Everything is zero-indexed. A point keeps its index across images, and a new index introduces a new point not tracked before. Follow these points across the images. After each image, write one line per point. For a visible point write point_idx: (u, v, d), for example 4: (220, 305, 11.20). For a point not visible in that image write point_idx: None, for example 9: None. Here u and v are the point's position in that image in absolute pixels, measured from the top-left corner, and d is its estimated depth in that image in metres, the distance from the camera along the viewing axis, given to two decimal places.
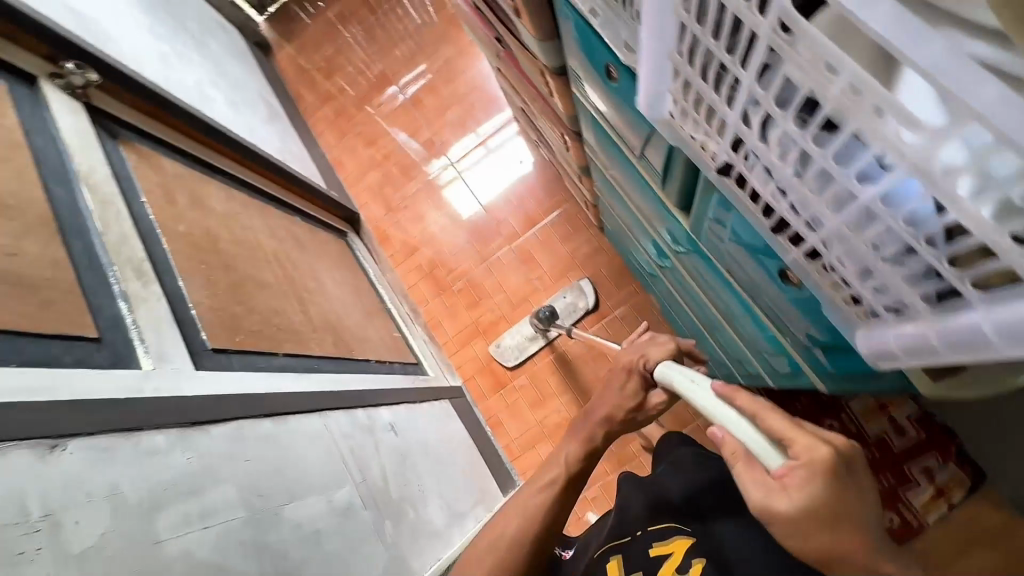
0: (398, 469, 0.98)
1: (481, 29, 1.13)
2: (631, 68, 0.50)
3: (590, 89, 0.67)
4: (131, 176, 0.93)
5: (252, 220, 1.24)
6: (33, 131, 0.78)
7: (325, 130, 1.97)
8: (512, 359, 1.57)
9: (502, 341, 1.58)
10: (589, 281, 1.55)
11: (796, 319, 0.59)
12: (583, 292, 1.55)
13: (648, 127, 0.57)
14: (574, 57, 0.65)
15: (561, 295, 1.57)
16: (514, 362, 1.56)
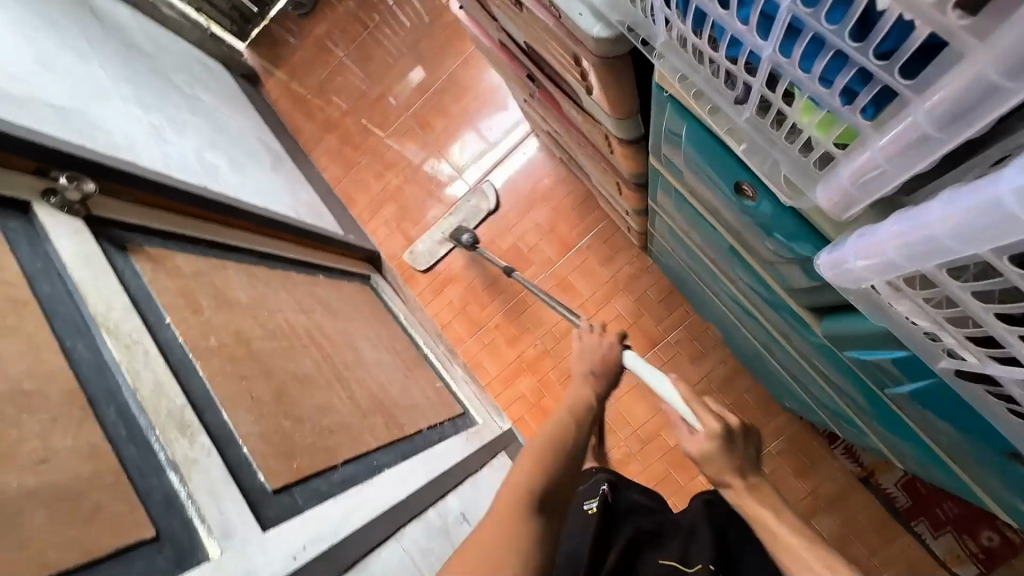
0: None
1: (505, 64, 1.00)
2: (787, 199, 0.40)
3: (689, 178, 0.56)
4: (149, 293, 0.83)
5: (280, 298, 1.14)
6: (36, 278, 0.69)
7: (330, 163, 1.85)
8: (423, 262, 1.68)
9: (428, 238, 1.68)
10: (541, 243, 1.58)
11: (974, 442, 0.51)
12: (533, 220, 1.60)
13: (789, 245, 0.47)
14: (671, 146, 0.54)
15: (513, 222, 1.61)
16: (445, 258, 1.66)
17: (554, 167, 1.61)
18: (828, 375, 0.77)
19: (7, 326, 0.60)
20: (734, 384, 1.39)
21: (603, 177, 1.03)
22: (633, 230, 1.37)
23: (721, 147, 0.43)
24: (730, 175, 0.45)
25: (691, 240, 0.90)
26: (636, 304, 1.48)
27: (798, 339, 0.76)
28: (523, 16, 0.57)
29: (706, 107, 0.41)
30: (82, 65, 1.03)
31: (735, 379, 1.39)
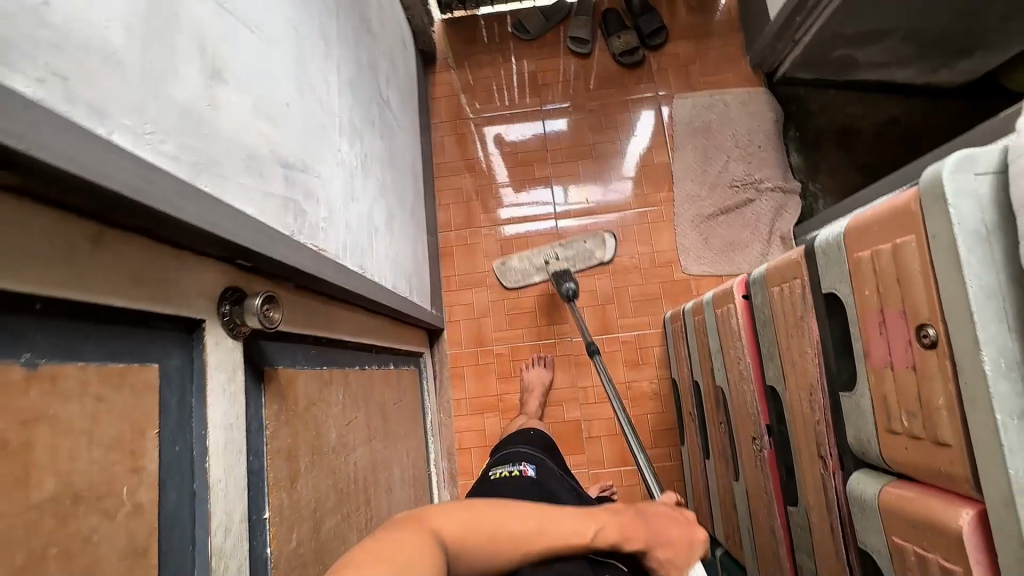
0: None
1: (746, 385, 0.88)
2: None
3: None
4: (261, 462, 0.63)
5: (357, 425, 0.94)
6: (170, 476, 0.48)
7: (451, 206, 1.64)
8: (512, 283, 1.55)
9: (508, 262, 1.54)
10: (613, 237, 1.55)
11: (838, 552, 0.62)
12: (602, 245, 1.55)
13: None
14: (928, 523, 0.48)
15: (583, 241, 1.54)
16: (512, 285, 1.55)
17: (661, 378, 1.49)
18: None
19: None
20: None
21: (755, 540, 0.92)
22: (699, 511, 1.30)
23: None
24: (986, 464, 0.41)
25: None
26: None
27: None
28: None
29: None
30: (324, 76, 0.79)
31: None
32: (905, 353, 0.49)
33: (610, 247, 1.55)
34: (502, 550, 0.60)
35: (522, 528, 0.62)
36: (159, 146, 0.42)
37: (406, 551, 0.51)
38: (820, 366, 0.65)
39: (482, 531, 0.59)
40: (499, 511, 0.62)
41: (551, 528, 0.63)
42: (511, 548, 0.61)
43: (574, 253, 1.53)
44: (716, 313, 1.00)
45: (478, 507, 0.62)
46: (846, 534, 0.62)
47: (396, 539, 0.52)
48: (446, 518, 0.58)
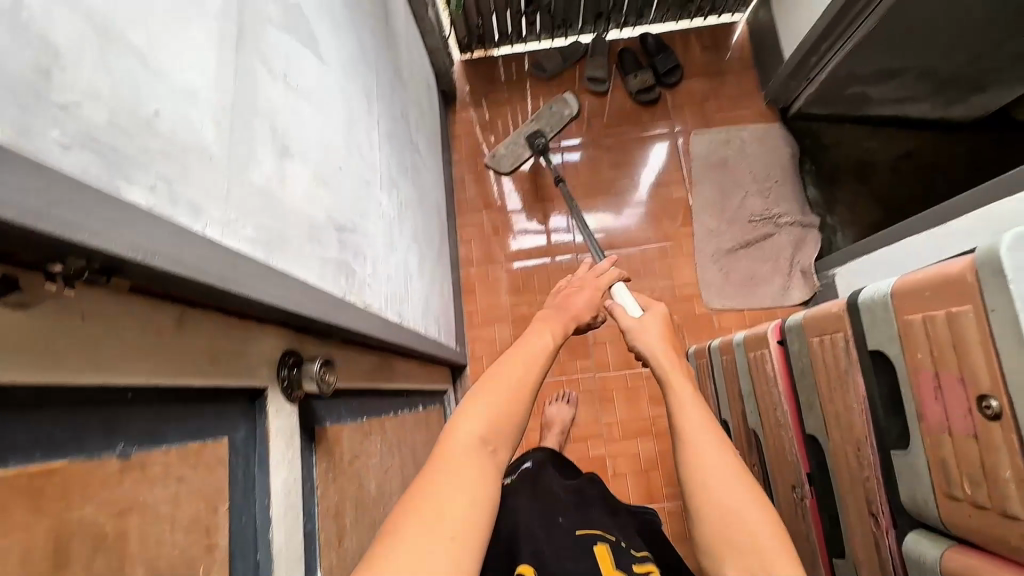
0: None
1: (784, 431, 0.88)
2: None
3: None
4: (314, 523, 0.63)
5: (393, 472, 0.94)
6: (237, 550, 0.48)
7: (471, 241, 1.66)
8: (508, 167, 1.64)
9: (497, 152, 1.63)
10: (573, 94, 1.62)
11: None
12: (566, 103, 1.62)
13: None
14: None
15: (550, 108, 1.61)
16: (509, 168, 1.64)
17: None
18: None
19: None
20: None
21: None
22: None
23: None
24: None
25: None
26: None
27: None
28: None
29: None
30: (367, 134, 0.82)
31: None
32: (966, 421, 0.49)
33: (571, 102, 1.62)
34: (516, 399, 0.58)
35: (522, 379, 0.60)
36: (242, 232, 0.44)
37: (466, 470, 0.49)
38: (869, 423, 0.65)
39: (510, 399, 0.57)
40: (496, 377, 0.59)
41: (528, 360, 0.62)
42: (515, 397, 0.58)
43: (541, 121, 1.62)
44: (749, 356, 1.00)
45: (489, 380, 0.58)
46: None
47: (452, 465, 0.50)
48: (472, 415, 0.55)
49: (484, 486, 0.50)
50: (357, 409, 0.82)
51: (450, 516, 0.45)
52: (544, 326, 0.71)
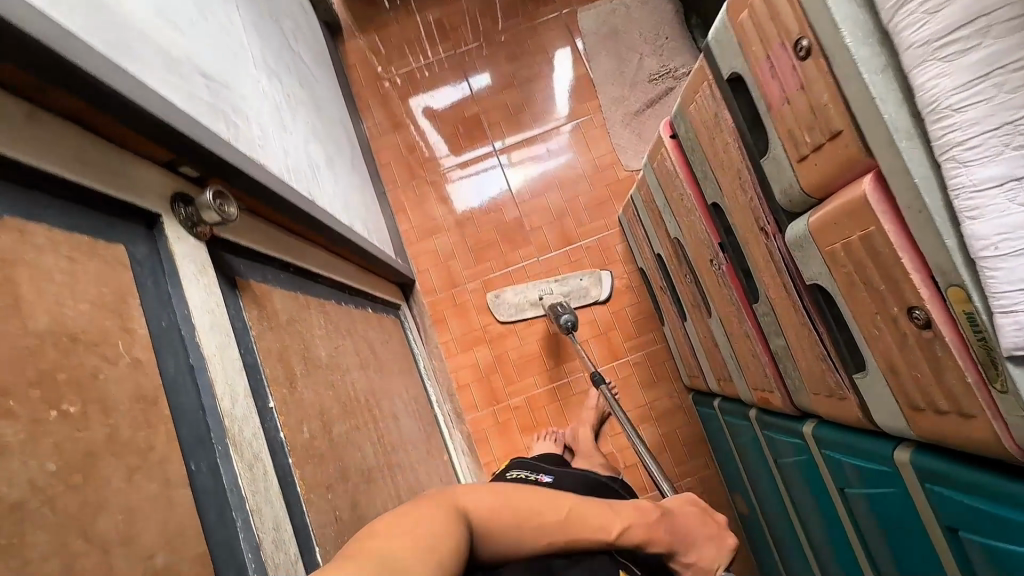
0: None
1: (695, 216, 0.94)
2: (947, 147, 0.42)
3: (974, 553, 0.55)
4: (255, 357, 0.65)
5: (345, 350, 0.97)
6: (162, 348, 0.50)
7: (392, 163, 1.66)
8: (505, 316, 1.54)
9: (503, 294, 1.54)
10: (609, 274, 1.53)
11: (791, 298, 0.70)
12: (598, 283, 1.54)
13: None
14: (837, 232, 0.55)
15: (578, 278, 1.54)
16: (508, 319, 1.54)
17: (629, 272, 1.55)
18: None
19: (139, 446, 0.43)
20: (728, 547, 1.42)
21: (739, 361, 0.98)
22: (690, 376, 1.37)
23: None
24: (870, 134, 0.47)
25: (798, 478, 0.91)
26: (663, 438, 1.47)
27: None
28: (891, 313, 0.51)
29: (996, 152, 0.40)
30: (225, 11, 0.82)
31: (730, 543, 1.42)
32: (793, 77, 0.55)
33: (604, 284, 1.53)
34: (524, 521, 0.65)
35: (541, 525, 0.66)
36: (66, 17, 0.46)
37: (426, 525, 0.53)
38: (740, 147, 0.71)
39: (503, 507, 0.64)
40: (521, 502, 0.66)
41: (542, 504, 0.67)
42: (523, 519, 0.65)
43: (569, 289, 1.52)
44: (653, 168, 1.06)
45: (501, 493, 0.65)
46: (796, 285, 0.68)
47: (418, 513, 0.54)
48: (474, 499, 0.62)
49: (452, 539, 0.54)
50: (287, 282, 0.84)
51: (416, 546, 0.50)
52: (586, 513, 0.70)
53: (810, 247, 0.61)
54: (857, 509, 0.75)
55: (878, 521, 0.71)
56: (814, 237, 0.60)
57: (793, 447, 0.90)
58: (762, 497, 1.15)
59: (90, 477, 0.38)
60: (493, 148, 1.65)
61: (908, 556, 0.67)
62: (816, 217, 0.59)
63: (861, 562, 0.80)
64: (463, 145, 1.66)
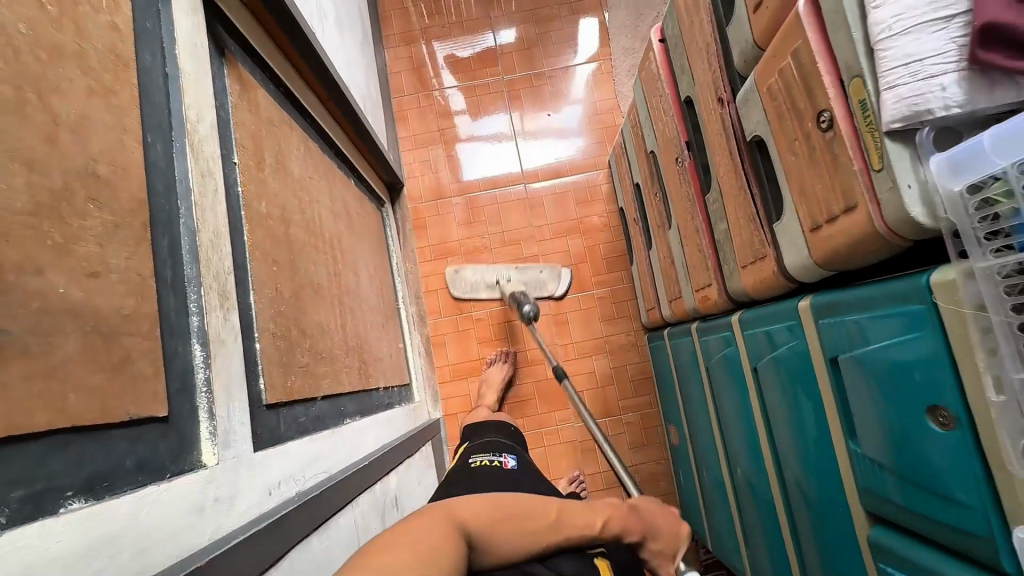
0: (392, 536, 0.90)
1: (669, 116, 0.99)
2: None
3: (849, 371, 0.58)
4: (228, 116, 0.70)
5: (319, 188, 1.01)
6: (142, 36, 0.54)
7: (401, 73, 1.71)
8: (460, 292, 1.56)
9: (462, 271, 1.55)
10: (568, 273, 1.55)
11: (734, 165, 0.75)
12: (557, 278, 1.55)
13: (910, 463, 0.52)
14: (772, 65, 0.60)
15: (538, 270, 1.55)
16: (461, 295, 1.55)
17: (610, 212, 1.60)
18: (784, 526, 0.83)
19: (103, 81, 0.47)
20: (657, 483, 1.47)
21: (688, 265, 1.03)
22: (648, 310, 1.41)
23: (947, 362, 0.46)
24: None
25: (725, 374, 0.96)
26: (613, 371, 1.51)
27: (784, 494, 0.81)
28: (806, 129, 0.56)
29: None
30: None
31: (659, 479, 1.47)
32: None
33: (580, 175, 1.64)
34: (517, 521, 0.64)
35: (537, 528, 0.65)
36: None
37: (433, 535, 0.52)
38: (711, 19, 0.76)
39: (497, 515, 0.62)
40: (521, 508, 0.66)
41: (530, 509, 0.66)
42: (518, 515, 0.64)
43: (527, 280, 1.54)
44: (640, 79, 1.11)
45: (497, 503, 0.64)
46: (740, 149, 0.73)
47: (418, 526, 0.52)
48: (470, 513, 0.60)
49: (445, 555, 0.51)
50: (276, 92, 0.89)
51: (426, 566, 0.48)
52: (572, 515, 0.69)
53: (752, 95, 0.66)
54: (766, 382, 0.80)
55: (780, 386, 0.76)
56: (756, 80, 0.64)
57: (723, 341, 0.94)
58: (696, 419, 1.20)
59: (53, 64, 0.42)
60: (501, 76, 1.70)
61: (797, 407, 0.72)
62: (760, 62, 0.64)
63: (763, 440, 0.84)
64: (473, 68, 1.71)
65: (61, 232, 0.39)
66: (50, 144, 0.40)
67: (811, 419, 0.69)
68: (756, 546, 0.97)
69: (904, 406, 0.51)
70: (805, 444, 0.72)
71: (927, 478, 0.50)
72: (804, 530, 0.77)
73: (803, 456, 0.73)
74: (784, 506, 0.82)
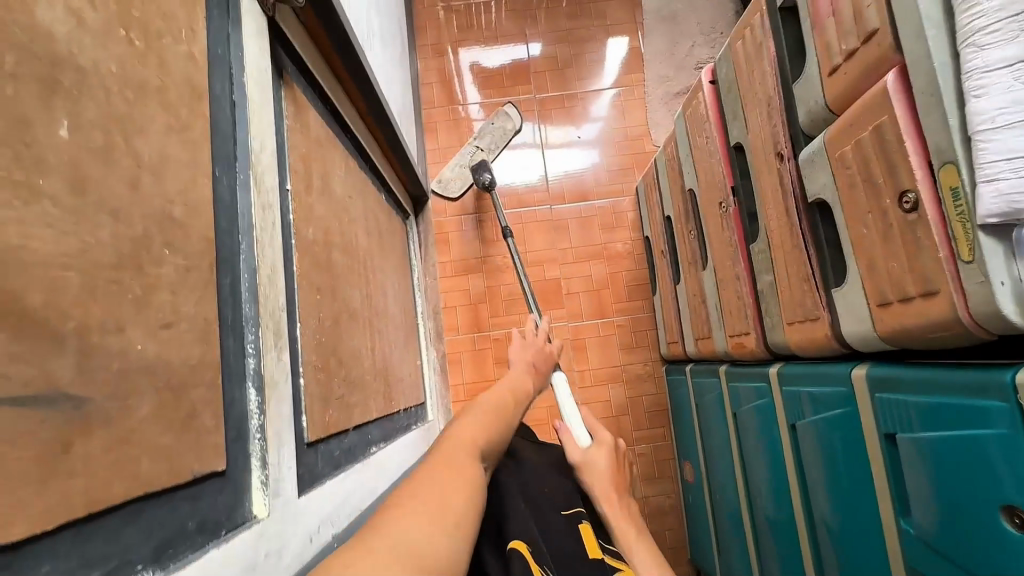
0: None
1: (714, 159, 0.98)
2: (967, 31, 0.46)
3: (907, 450, 0.57)
4: (283, 141, 0.68)
5: (356, 207, 0.99)
6: (214, 65, 0.53)
7: (432, 83, 1.70)
8: (456, 192, 1.50)
9: (442, 176, 1.52)
10: (511, 109, 1.53)
11: (790, 224, 0.74)
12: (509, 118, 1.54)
13: (971, 555, 0.51)
14: (847, 135, 0.59)
15: (490, 126, 1.54)
16: (456, 195, 1.50)
17: (634, 239, 1.59)
18: None
19: (181, 118, 0.46)
20: (666, 518, 1.46)
21: (723, 308, 1.02)
22: (669, 342, 1.40)
23: None
24: (904, 26, 0.51)
25: (755, 424, 0.95)
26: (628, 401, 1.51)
27: (815, 556, 0.80)
28: (883, 205, 0.55)
29: (1012, 36, 0.43)
30: None
31: (669, 513, 1.46)
32: None
33: (514, 117, 1.54)
34: (495, 426, 0.65)
35: (510, 419, 0.70)
36: None
37: (439, 484, 0.51)
38: (775, 73, 0.75)
39: (489, 424, 0.64)
40: (493, 406, 0.68)
41: (504, 407, 0.70)
42: (495, 422, 0.66)
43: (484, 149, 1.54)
44: (684, 117, 1.10)
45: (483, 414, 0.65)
46: (798, 209, 0.72)
47: (426, 475, 0.51)
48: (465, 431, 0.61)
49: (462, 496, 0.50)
50: (323, 111, 0.88)
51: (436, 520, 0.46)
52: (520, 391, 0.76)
53: (820, 160, 0.65)
54: (804, 442, 0.79)
55: (820, 449, 0.74)
56: (826, 145, 0.63)
57: (757, 391, 0.93)
58: (715, 460, 1.19)
59: (138, 103, 0.40)
60: (532, 94, 1.69)
61: (840, 474, 0.71)
62: (831, 128, 0.63)
63: (796, 497, 0.83)
64: (504, 84, 1.70)
65: (140, 284, 0.37)
66: (133, 189, 0.39)
67: (855, 488, 0.68)
68: None
69: (972, 498, 0.50)
70: (846, 512, 0.70)
71: (990, 572, 0.49)
72: None
73: (842, 524, 0.72)
74: (814, 569, 0.81)
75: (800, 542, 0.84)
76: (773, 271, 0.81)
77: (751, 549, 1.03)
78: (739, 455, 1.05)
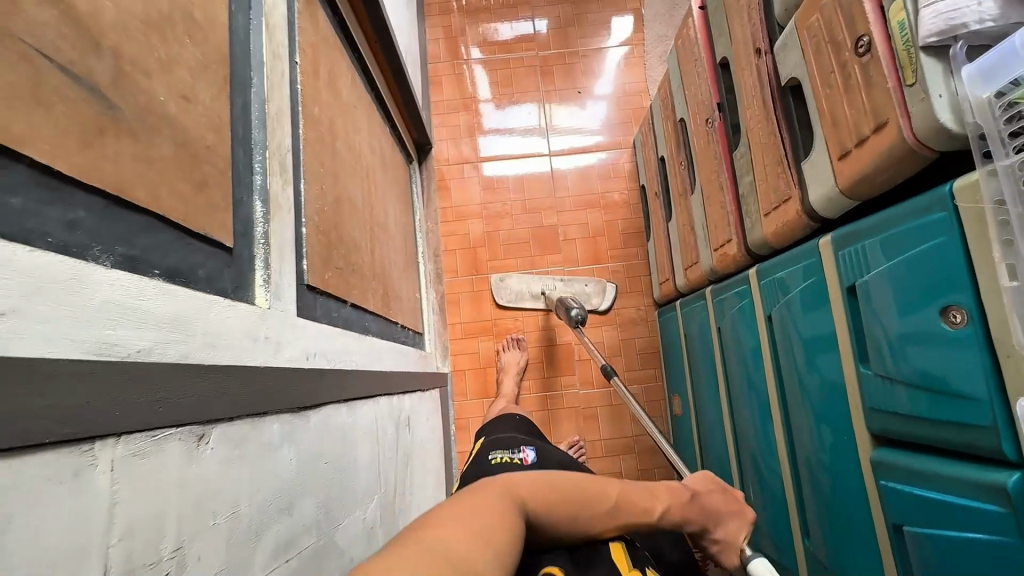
0: (405, 451, 0.93)
1: (703, 79, 1.02)
2: None
3: (867, 286, 0.61)
4: (293, 19, 0.74)
5: (361, 120, 1.05)
6: None
7: (440, 40, 1.76)
8: (505, 302, 1.57)
9: (507, 279, 1.57)
10: (615, 287, 1.56)
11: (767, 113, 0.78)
12: (602, 293, 1.56)
13: (917, 363, 0.54)
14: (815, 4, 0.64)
15: (585, 283, 1.56)
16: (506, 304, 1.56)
17: (631, 190, 1.64)
18: (785, 469, 0.85)
19: None
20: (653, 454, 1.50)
21: (709, 225, 1.06)
22: (662, 282, 1.44)
23: (959, 250, 0.49)
24: None
25: (736, 329, 0.99)
26: (621, 343, 1.55)
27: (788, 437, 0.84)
28: (845, 59, 0.59)
29: None
30: None
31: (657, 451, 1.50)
32: None
33: (606, 296, 1.56)
34: (570, 495, 0.58)
35: (588, 507, 0.59)
36: None
37: (470, 523, 0.45)
38: None
39: (556, 487, 0.58)
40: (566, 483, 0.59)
41: (587, 484, 0.61)
42: (570, 492, 0.58)
43: (573, 292, 1.55)
44: (677, 49, 1.15)
45: (556, 484, 0.58)
46: (775, 97, 0.76)
47: (464, 503, 0.48)
48: (522, 483, 0.55)
49: (500, 532, 0.47)
50: (331, 17, 0.93)
51: (472, 541, 0.44)
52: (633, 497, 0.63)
53: (792, 40, 0.70)
54: (779, 326, 0.83)
55: (792, 325, 0.78)
56: (799, 22, 0.68)
57: (738, 296, 0.97)
58: (701, 385, 1.22)
59: None
60: (536, 52, 1.75)
61: (809, 341, 0.74)
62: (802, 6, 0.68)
63: (771, 385, 0.87)
64: (509, 41, 1.76)
65: (164, 52, 0.43)
66: None
67: (822, 350, 0.72)
68: (754, 498, 0.99)
69: (917, 309, 0.54)
70: (817, 380, 0.73)
71: (930, 374, 0.53)
72: (803, 469, 0.79)
73: (811, 394, 0.75)
74: (786, 451, 0.84)
75: (775, 430, 0.88)
76: (752, 169, 0.86)
77: (733, 459, 1.07)
78: (722, 368, 1.09)
